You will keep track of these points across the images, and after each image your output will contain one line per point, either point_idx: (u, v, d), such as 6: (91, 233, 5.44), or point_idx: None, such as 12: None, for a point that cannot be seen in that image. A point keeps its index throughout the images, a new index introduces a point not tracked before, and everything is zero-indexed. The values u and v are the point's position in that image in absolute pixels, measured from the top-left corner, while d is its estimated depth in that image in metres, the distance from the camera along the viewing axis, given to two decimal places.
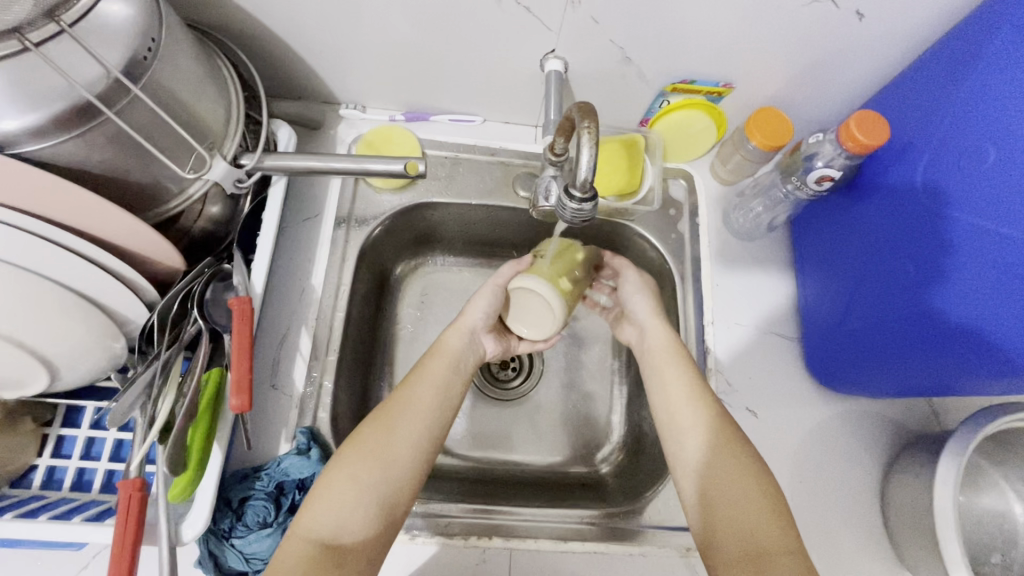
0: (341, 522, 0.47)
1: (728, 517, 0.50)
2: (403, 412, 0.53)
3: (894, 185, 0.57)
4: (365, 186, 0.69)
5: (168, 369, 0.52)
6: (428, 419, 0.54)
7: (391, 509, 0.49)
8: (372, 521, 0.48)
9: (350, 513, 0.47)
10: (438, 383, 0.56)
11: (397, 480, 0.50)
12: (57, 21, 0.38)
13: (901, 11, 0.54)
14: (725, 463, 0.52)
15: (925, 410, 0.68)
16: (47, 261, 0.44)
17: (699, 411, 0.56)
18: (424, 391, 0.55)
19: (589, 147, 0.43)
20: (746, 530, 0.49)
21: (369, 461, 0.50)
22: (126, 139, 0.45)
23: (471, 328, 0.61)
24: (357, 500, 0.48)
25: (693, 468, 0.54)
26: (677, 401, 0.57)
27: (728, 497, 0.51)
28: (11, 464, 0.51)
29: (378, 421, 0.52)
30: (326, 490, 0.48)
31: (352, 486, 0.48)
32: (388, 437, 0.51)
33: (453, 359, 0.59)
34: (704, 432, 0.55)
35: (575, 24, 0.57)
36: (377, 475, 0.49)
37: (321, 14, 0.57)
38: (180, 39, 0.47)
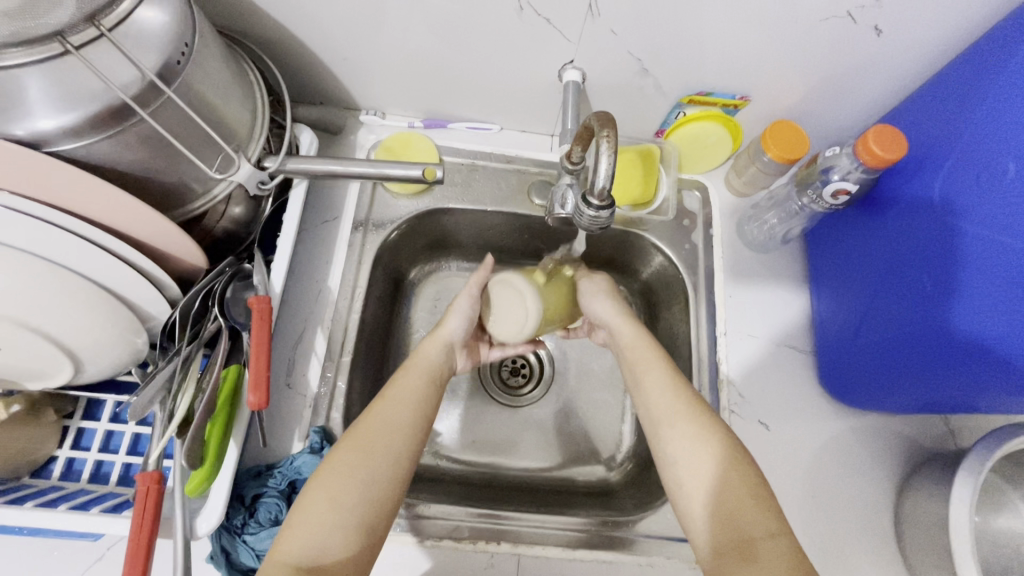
0: (324, 543, 0.45)
1: (719, 514, 0.49)
2: (381, 428, 0.52)
3: (913, 200, 0.57)
4: (382, 192, 0.71)
5: (188, 365, 0.53)
6: (406, 434, 0.53)
7: (374, 524, 0.48)
8: (354, 537, 0.46)
9: (332, 533, 0.46)
10: (415, 400, 0.55)
11: (377, 499, 0.48)
12: (97, 26, 0.40)
13: (920, 27, 0.54)
14: (725, 460, 0.51)
15: (940, 428, 0.68)
16: (76, 255, 0.45)
17: (675, 403, 0.56)
18: (400, 406, 0.54)
19: (607, 154, 0.44)
20: (731, 518, 0.48)
21: (347, 479, 0.48)
22: (157, 140, 0.46)
23: (448, 342, 0.62)
24: (337, 518, 0.46)
25: (689, 467, 0.52)
26: (658, 396, 0.57)
27: (727, 494, 0.50)
28: (32, 454, 0.52)
29: (354, 439, 0.51)
30: (307, 511, 0.46)
31: (332, 505, 0.47)
32: (367, 453, 0.50)
33: (427, 373, 0.58)
34: (692, 424, 0.54)
35: (593, 36, 0.58)
36: (358, 492, 0.48)
37: (347, 23, 0.59)
38: (211, 44, 0.49)
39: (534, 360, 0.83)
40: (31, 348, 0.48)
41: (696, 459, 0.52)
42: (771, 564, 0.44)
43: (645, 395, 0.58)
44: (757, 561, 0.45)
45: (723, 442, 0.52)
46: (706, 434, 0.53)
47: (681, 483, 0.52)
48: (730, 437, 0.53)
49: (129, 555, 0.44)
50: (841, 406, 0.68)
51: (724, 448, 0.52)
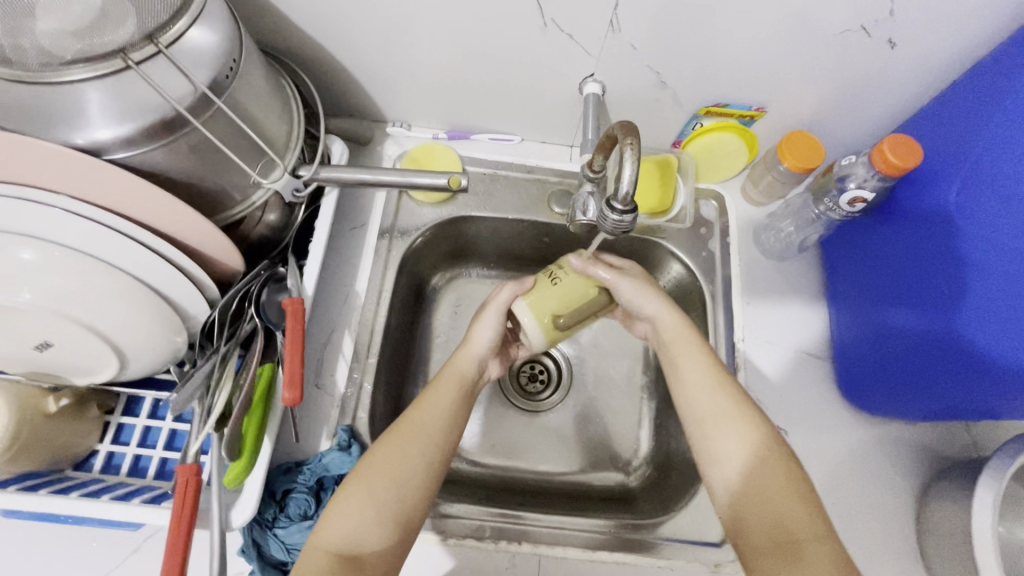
0: (360, 534, 0.48)
1: (760, 512, 0.50)
2: (414, 433, 0.54)
3: (926, 208, 0.58)
4: (408, 200, 0.73)
5: (224, 363, 0.55)
6: (439, 442, 0.55)
7: (406, 523, 0.50)
8: (388, 533, 0.49)
9: (367, 526, 0.49)
10: (446, 406, 0.57)
11: (410, 497, 0.51)
12: (155, 43, 0.43)
13: (933, 40, 0.56)
14: (768, 460, 0.52)
15: (962, 436, 0.67)
16: (127, 256, 0.48)
17: (723, 399, 0.56)
18: (433, 412, 0.56)
19: (631, 162, 0.45)
20: (777, 520, 0.49)
21: (381, 478, 0.51)
22: (205, 149, 0.49)
23: (481, 354, 0.62)
24: (372, 513, 0.49)
25: (734, 465, 0.53)
26: (704, 392, 0.57)
27: (769, 494, 0.50)
28: (76, 447, 0.55)
29: (390, 442, 0.53)
30: (344, 505, 0.49)
31: (367, 501, 0.50)
32: (400, 456, 0.52)
33: (459, 381, 0.59)
34: (741, 422, 0.54)
35: (614, 50, 0.61)
36: (391, 491, 0.50)
37: (378, 39, 0.62)
38: (254, 60, 0.52)
39: (552, 366, 0.84)
40: (81, 344, 0.50)
41: (741, 458, 0.53)
42: (816, 563, 0.46)
43: (688, 389, 0.58)
44: (803, 561, 0.46)
45: (767, 444, 0.53)
46: (748, 433, 0.53)
47: (724, 479, 0.53)
48: (775, 437, 0.53)
49: (169, 551, 0.45)
50: (861, 413, 0.68)
51: (764, 450, 0.52)
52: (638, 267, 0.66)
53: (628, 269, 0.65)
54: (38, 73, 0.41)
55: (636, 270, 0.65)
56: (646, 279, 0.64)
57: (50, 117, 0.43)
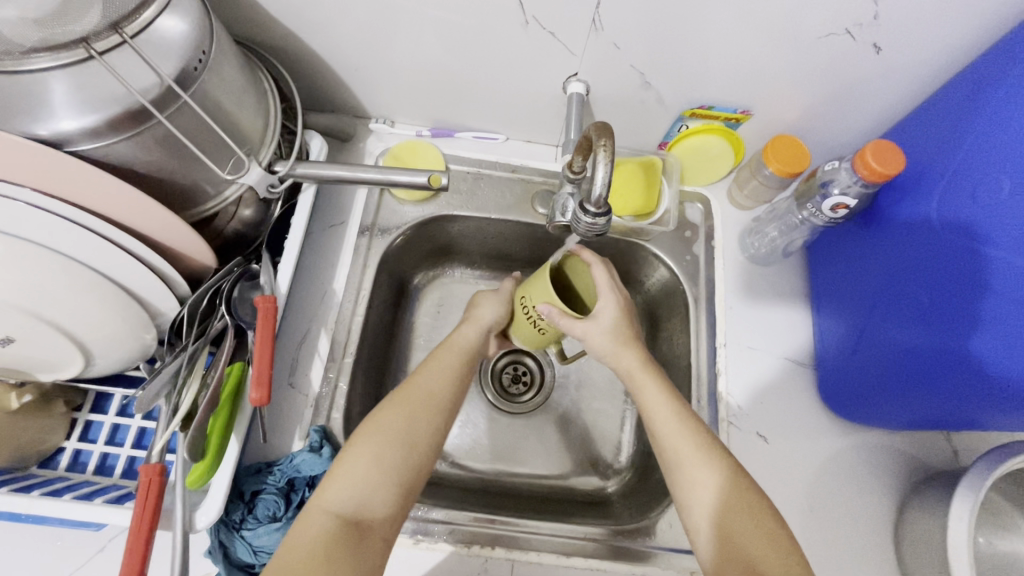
0: (364, 498, 0.49)
1: (724, 536, 0.50)
2: (421, 399, 0.54)
3: (910, 218, 0.57)
4: (389, 198, 0.72)
5: (194, 361, 0.54)
6: (445, 409, 0.55)
7: (410, 487, 0.51)
8: (392, 498, 0.50)
9: (373, 490, 0.49)
10: (450, 375, 0.57)
11: (413, 462, 0.51)
12: (120, 33, 0.42)
13: (919, 44, 0.55)
14: (733, 486, 0.52)
15: (943, 445, 0.67)
16: (91, 251, 0.47)
17: (681, 428, 0.55)
18: (438, 380, 0.56)
19: (604, 164, 0.44)
20: (739, 544, 0.49)
21: (390, 441, 0.51)
22: (173, 142, 0.48)
23: (488, 325, 0.63)
24: (378, 475, 0.50)
25: (696, 494, 0.52)
26: (664, 422, 0.55)
27: (734, 519, 0.50)
28: (42, 444, 0.54)
29: (399, 404, 0.53)
30: (349, 467, 0.50)
31: (373, 463, 0.50)
32: (409, 420, 0.53)
33: (466, 352, 0.60)
34: (698, 453, 0.53)
35: (597, 49, 0.60)
36: (397, 455, 0.51)
37: (358, 33, 0.61)
38: (227, 53, 0.51)
39: (535, 367, 0.83)
40: (44, 339, 0.49)
41: (703, 487, 0.52)
42: None
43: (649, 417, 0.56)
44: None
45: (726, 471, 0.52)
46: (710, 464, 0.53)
47: (688, 506, 0.53)
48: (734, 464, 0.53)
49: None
50: (841, 421, 0.68)
51: (732, 482, 0.52)
52: (617, 305, 0.59)
53: (604, 316, 0.59)
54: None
55: (610, 320, 0.59)
56: (618, 332, 0.59)
57: (10, 107, 0.42)
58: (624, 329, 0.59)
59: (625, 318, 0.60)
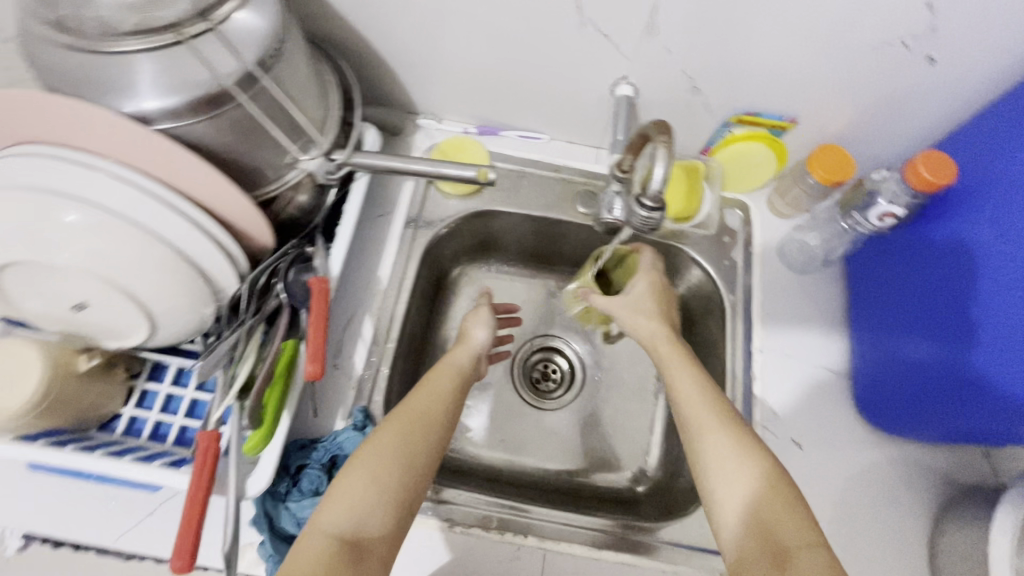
0: (363, 517, 0.47)
1: (750, 520, 0.50)
2: (414, 418, 0.54)
3: (953, 239, 0.57)
4: (435, 191, 0.75)
5: (249, 336, 0.56)
6: (439, 428, 0.55)
7: (408, 505, 0.50)
8: (391, 516, 0.48)
9: (371, 509, 0.48)
10: (442, 395, 0.57)
11: (411, 480, 0.51)
12: (208, 20, 0.45)
13: (974, 57, 0.55)
14: (764, 470, 0.51)
15: (981, 464, 0.66)
16: (164, 223, 0.49)
17: (706, 411, 0.55)
18: (432, 399, 0.57)
19: (663, 160, 0.45)
20: (764, 526, 0.49)
21: (389, 459, 0.50)
22: (246, 126, 0.50)
23: (477, 351, 0.64)
24: (377, 494, 0.48)
25: (721, 478, 0.52)
26: (697, 411, 0.55)
27: (761, 501, 0.50)
28: (102, 409, 0.56)
29: (394, 425, 0.53)
30: (346, 487, 0.48)
31: (373, 481, 0.49)
32: (404, 439, 0.52)
33: (457, 374, 0.61)
34: (730, 439, 0.53)
35: (649, 52, 0.61)
36: (395, 472, 0.50)
37: (418, 30, 0.63)
38: (298, 43, 0.54)
39: (565, 365, 0.84)
40: (113, 306, 0.52)
41: (732, 477, 0.51)
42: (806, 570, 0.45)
43: (681, 403, 0.57)
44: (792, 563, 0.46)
45: (758, 457, 0.52)
46: (740, 446, 0.53)
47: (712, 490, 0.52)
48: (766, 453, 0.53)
49: (176, 551, 0.46)
50: (876, 434, 0.68)
51: (763, 462, 0.52)
52: (650, 282, 0.67)
53: (635, 290, 0.66)
54: (98, 42, 0.44)
55: (637, 295, 0.66)
56: (644, 304, 0.65)
57: (102, 85, 0.45)
58: (651, 302, 0.65)
59: (653, 293, 0.66)
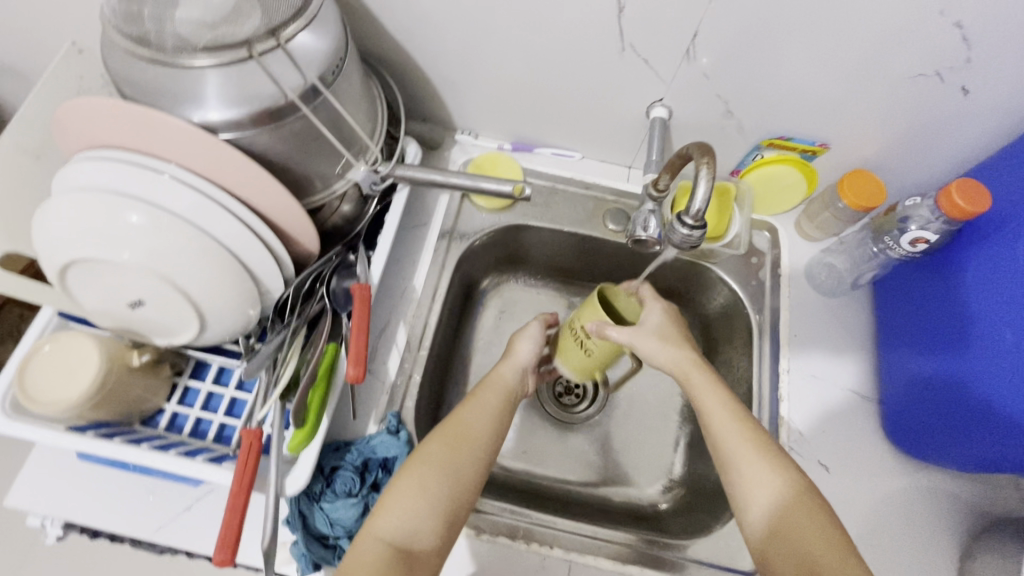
0: (413, 527, 0.49)
1: (780, 537, 0.51)
2: (461, 434, 0.55)
3: (980, 267, 0.58)
4: (469, 205, 0.77)
5: (293, 338, 0.58)
6: (487, 442, 0.56)
7: (455, 517, 0.51)
8: (439, 527, 0.50)
9: (420, 519, 0.50)
10: (490, 410, 0.58)
11: (460, 493, 0.52)
12: (277, 38, 0.48)
13: (1007, 89, 0.56)
14: (793, 487, 0.52)
15: (1012, 494, 0.66)
16: (221, 225, 0.52)
17: (733, 428, 0.56)
18: (479, 414, 0.57)
19: (706, 180, 0.46)
20: (793, 542, 0.50)
21: (438, 472, 0.52)
22: (303, 136, 0.53)
23: (524, 366, 0.64)
24: (427, 505, 0.50)
25: (750, 494, 0.53)
26: (726, 428, 0.56)
27: (791, 517, 0.51)
28: (145, 404, 0.58)
29: (442, 438, 0.54)
30: (398, 497, 0.50)
31: (422, 493, 0.51)
32: (452, 453, 0.54)
33: (503, 390, 0.61)
34: (760, 453, 0.54)
35: (686, 77, 0.63)
36: (444, 485, 0.52)
37: (462, 51, 0.66)
38: (354, 61, 0.57)
39: (589, 380, 0.85)
40: (167, 304, 0.54)
41: (757, 485, 0.53)
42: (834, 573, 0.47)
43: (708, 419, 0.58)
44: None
45: (784, 473, 0.53)
46: (763, 456, 0.54)
47: (742, 507, 0.53)
48: (795, 470, 0.53)
49: (221, 541, 0.47)
50: (904, 459, 0.67)
51: (786, 469, 0.53)
52: (665, 313, 0.65)
53: (652, 318, 0.64)
54: (176, 56, 0.46)
55: (655, 324, 0.63)
56: (664, 332, 0.63)
57: (176, 96, 0.48)
58: (670, 331, 0.64)
59: (671, 323, 0.65)
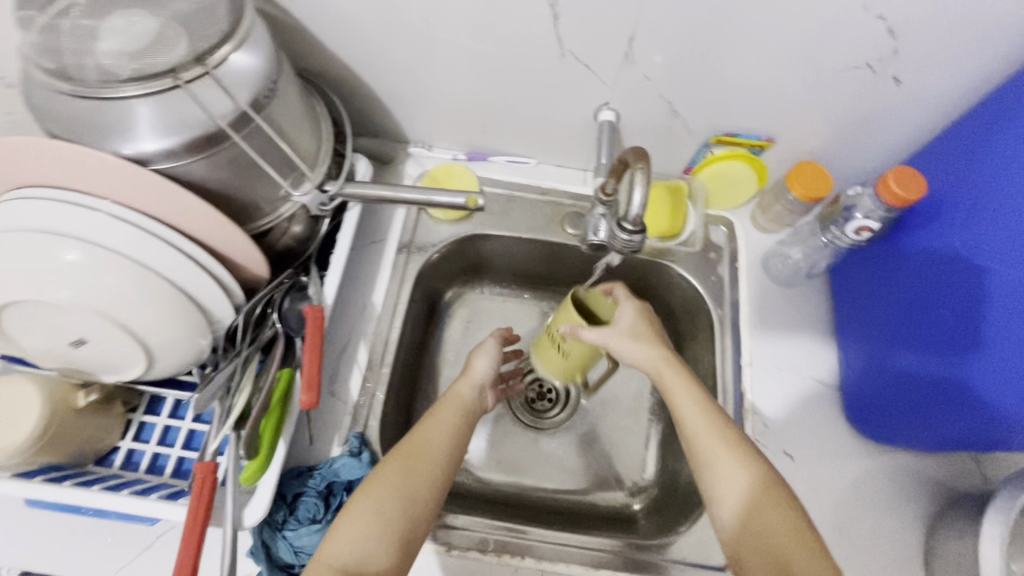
0: (365, 551, 0.49)
1: (751, 534, 0.51)
2: (417, 454, 0.54)
3: (930, 247, 0.59)
4: (426, 217, 0.76)
5: (246, 366, 0.58)
6: (444, 461, 0.55)
7: (410, 538, 0.51)
8: (392, 551, 0.50)
9: (372, 543, 0.49)
10: (447, 428, 0.57)
11: (413, 513, 0.52)
12: (204, 65, 0.47)
13: (937, 76, 0.58)
14: (765, 489, 0.52)
15: (971, 469, 0.67)
16: (161, 258, 0.51)
17: (704, 424, 0.56)
18: (436, 433, 0.57)
19: (641, 186, 0.48)
20: (763, 536, 0.50)
21: (391, 494, 0.51)
22: (241, 162, 0.52)
23: (481, 381, 0.63)
24: (378, 528, 0.50)
25: (728, 501, 0.52)
26: (699, 426, 0.56)
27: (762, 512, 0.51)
28: (98, 443, 0.57)
29: (396, 460, 0.54)
30: (349, 520, 0.50)
31: (374, 516, 0.50)
32: (406, 474, 0.53)
33: (462, 407, 0.60)
34: (734, 456, 0.54)
35: (628, 80, 0.63)
36: (396, 507, 0.51)
37: (403, 64, 0.66)
38: (291, 82, 0.56)
39: (561, 385, 0.84)
40: (112, 340, 0.53)
41: (732, 489, 0.52)
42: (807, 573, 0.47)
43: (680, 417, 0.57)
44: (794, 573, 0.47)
45: (756, 471, 0.53)
46: (740, 458, 0.53)
47: (715, 505, 0.53)
48: (772, 478, 0.53)
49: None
50: (867, 444, 0.68)
51: (763, 473, 0.53)
52: (636, 308, 0.64)
53: (625, 317, 0.63)
54: (99, 89, 0.45)
55: (626, 321, 0.63)
56: (637, 331, 0.62)
57: (103, 129, 0.47)
58: (643, 329, 0.63)
59: (645, 320, 0.64)
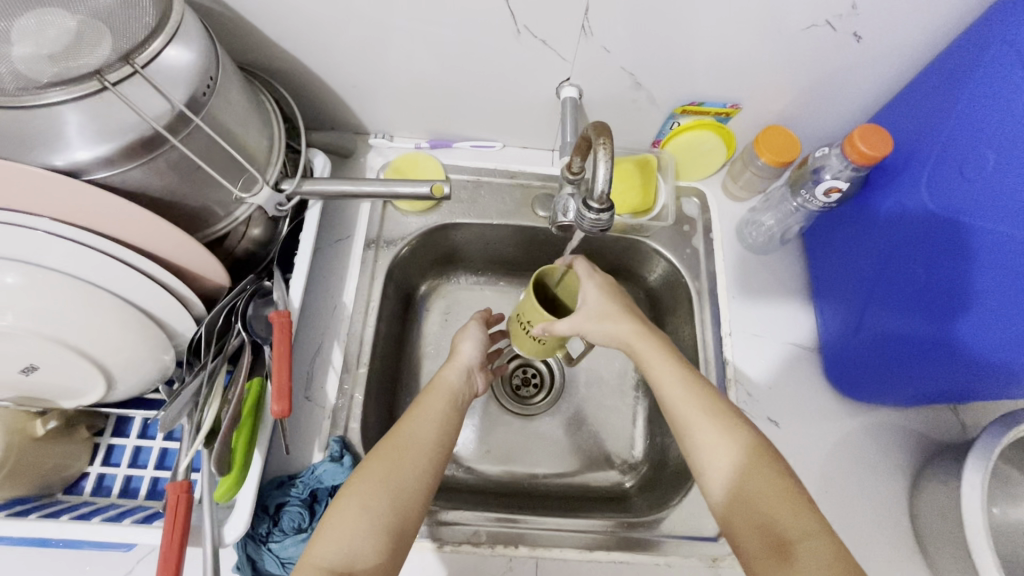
0: (354, 549, 0.47)
1: (745, 512, 0.49)
2: (403, 445, 0.53)
3: (897, 200, 0.59)
4: (393, 210, 0.74)
5: (213, 379, 0.55)
6: (435, 450, 0.54)
7: (401, 531, 0.49)
8: (383, 545, 0.48)
9: (361, 539, 0.47)
10: (436, 417, 0.56)
11: (404, 505, 0.50)
12: (131, 63, 0.43)
13: (898, 30, 0.57)
14: (755, 462, 0.51)
15: (950, 419, 0.68)
16: (108, 274, 0.48)
17: (694, 409, 0.54)
18: (424, 423, 0.55)
19: (605, 162, 0.46)
20: (764, 525, 0.48)
21: (378, 488, 0.50)
22: (185, 166, 0.49)
23: (467, 364, 0.63)
24: (367, 524, 0.48)
25: (717, 478, 0.51)
26: (688, 410, 0.55)
27: (759, 500, 0.49)
28: (64, 472, 0.54)
29: (383, 452, 0.52)
30: (337, 518, 0.48)
31: (363, 512, 0.48)
32: (393, 466, 0.51)
33: (448, 394, 0.59)
34: (718, 430, 0.53)
35: (587, 53, 0.62)
36: (386, 500, 0.49)
37: (354, 52, 0.63)
38: (233, 78, 0.53)
39: (545, 369, 0.84)
40: (64, 364, 0.50)
41: (723, 465, 0.51)
42: (809, 554, 0.45)
43: (668, 403, 0.56)
44: (795, 561, 0.45)
45: (750, 450, 0.52)
46: (728, 435, 0.52)
47: (708, 483, 0.52)
48: (756, 446, 0.52)
49: None
50: (849, 402, 0.69)
51: (749, 447, 0.52)
52: (598, 287, 0.64)
53: (588, 298, 0.63)
54: (18, 97, 0.42)
55: (592, 302, 0.63)
56: (607, 311, 0.62)
57: (27, 141, 0.43)
58: (609, 307, 0.63)
59: (609, 296, 0.64)
